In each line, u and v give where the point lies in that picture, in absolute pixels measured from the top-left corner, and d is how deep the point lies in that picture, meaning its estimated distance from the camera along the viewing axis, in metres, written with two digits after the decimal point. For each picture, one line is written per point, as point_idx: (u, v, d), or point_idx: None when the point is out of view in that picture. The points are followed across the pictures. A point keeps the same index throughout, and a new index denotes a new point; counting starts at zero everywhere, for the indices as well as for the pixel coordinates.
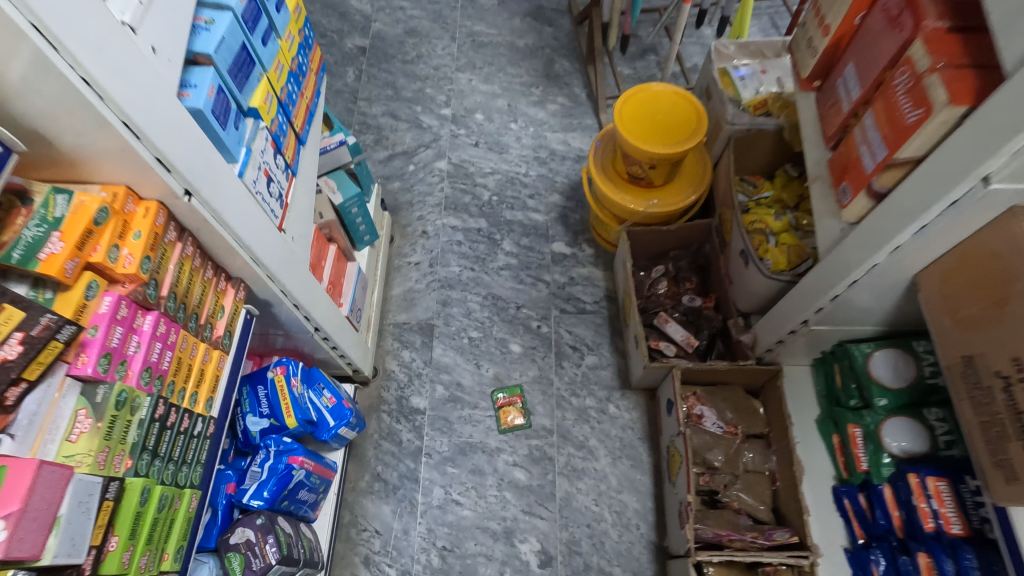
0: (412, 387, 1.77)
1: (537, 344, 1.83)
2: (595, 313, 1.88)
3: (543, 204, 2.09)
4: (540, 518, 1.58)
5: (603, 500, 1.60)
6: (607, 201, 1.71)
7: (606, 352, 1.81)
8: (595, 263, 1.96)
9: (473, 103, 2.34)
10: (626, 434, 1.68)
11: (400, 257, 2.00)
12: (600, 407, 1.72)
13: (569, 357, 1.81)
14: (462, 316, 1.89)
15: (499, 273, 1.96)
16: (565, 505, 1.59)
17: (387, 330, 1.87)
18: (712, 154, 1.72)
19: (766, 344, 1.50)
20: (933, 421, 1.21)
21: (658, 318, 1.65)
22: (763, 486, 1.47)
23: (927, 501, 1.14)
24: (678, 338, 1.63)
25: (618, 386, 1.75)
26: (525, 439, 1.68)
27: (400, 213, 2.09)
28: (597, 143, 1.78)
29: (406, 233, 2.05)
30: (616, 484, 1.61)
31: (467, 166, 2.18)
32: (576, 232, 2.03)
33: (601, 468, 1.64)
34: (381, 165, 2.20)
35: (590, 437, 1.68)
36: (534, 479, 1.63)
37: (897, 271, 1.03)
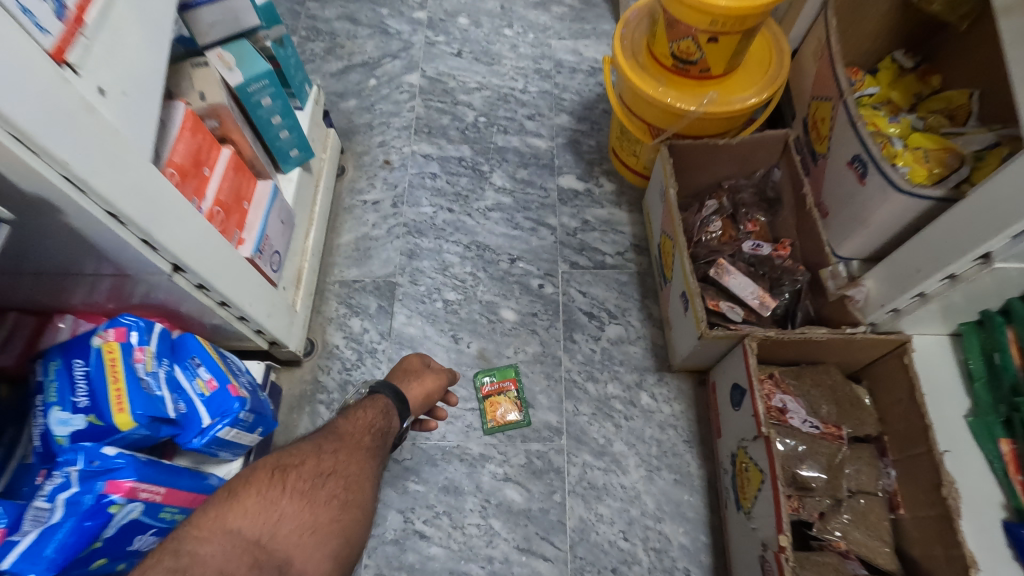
0: (363, 369, 1.26)
1: (538, 310, 1.32)
2: (617, 268, 1.36)
3: (546, 126, 1.57)
4: (543, 559, 1.08)
5: (634, 533, 1.10)
6: (641, 100, 1.19)
7: (634, 320, 1.30)
8: (617, 202, 1.44)
9: (455, 4, 1.81)
10: (665, 437, 1.17)
11: (352, 193, 1.48)
12: (628, 396, 1.21)
13: (583, 328, 1.29)
14: (435, 271, 1.37)
15: (486, 215, 1.44)
16: (579, 540, 1.09)
17: (331, 290, 1.35)
18: (793, 35, 1.20)
19: (881, 302, 1.01)
20: None
21: (717, 266, 1.12)
22: (879, 514, 0.99)
23: None
24: (748, 297, 1.09)
25: (653, 368, 1.24)
26: (521, 443, 1.17)
27: (355, 138, 1.56)
28: (627, 20, 1.24)
29: (362, 164, 1.52)
30: (653, 509, 1.11)
31: (446, 80, 1.65)
32: (591, 161, 1.51)
33: (630, 485, 1.13)
34: (333, 78, 1.66)
35: (614, 440, 1.17)
36: (535, 501, 1.12)
37: None
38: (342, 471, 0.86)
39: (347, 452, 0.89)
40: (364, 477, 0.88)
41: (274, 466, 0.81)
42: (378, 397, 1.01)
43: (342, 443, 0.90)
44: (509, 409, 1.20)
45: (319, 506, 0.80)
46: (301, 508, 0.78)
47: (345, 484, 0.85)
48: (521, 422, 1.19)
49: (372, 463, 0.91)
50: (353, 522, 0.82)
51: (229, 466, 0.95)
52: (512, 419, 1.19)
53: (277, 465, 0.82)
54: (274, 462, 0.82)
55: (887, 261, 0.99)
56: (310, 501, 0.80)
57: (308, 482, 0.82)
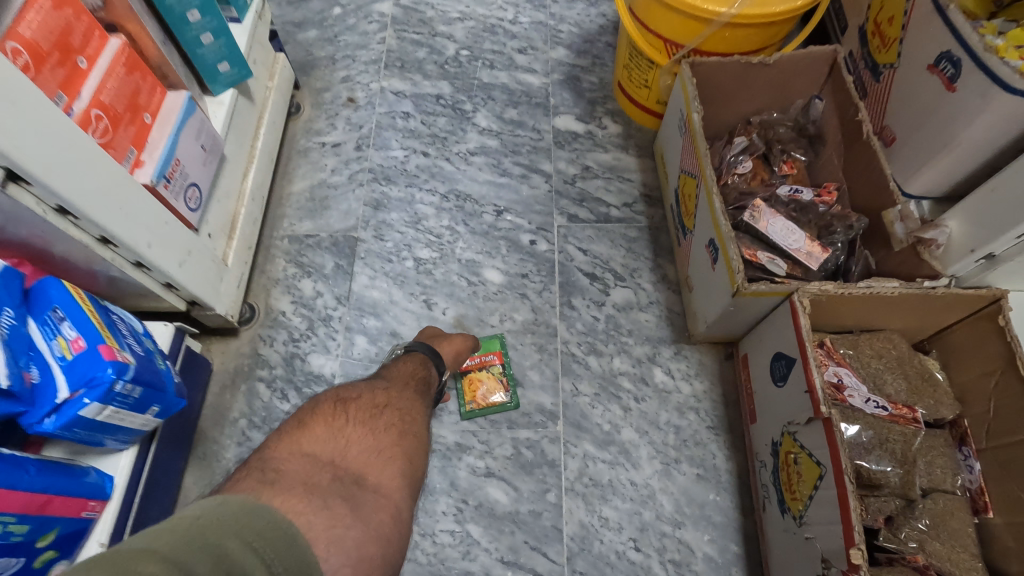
0: (314, 341, 1.03)
1: (530, 271, 1.09)
2: (625, 223, 1.13)
3: (540, 60, 1.33)
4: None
5: (648, 542, 0.87)
6: (657, 5, 0.96)
7: (645, 283, 1.07)
8: (623, 146, 1.22)
9: None
10: (684, 422, 0.95)
11: (308, 135, 1.24)
12: (639, 373, 0.99)
13: (584, 292, 1.07)
14: (405, 225, 1.14)
15: (468, 160, 1.21)
16: (579, 550, 0.87)
17: (279, 247, 1.12)
18: None
19: (963, 250, 0.79)
20: None
21: (752, 209, 0.90)
22: (965, 520, 0.77)
23: None
24: (789, 246, 0.87)
25: (668, 339, 1.02)
26: (507, 430, 0.95)
27: (314, 73, 1.32)
28: None
29: (322, 102, 1.28)
30: (671, 512, 0.89)
31: (423, 9, 1.41)
32: (593, 100, 1.27)
33: (642, 482, 0.91)
34: (290, 6, 1.42)
35: (622, 426, 0.95)
36: (524, 503, 0.90)
37: None
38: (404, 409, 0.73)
39: (405, 393, 0.77)
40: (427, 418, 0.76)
41: (334, 399, 0.70)
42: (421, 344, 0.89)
43: (393, 384, 0.77)
44: (490, 389, 0.97)
45: (381, 433, 0.67)
46: (366, 433, 0.66)
47: (406, 416, 0.72)
48: (507, 405, 0.96)
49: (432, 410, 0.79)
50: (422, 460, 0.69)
51: (118, 457, 0.73)
52: (495, 402, 0.96)
53: (338, 399, 0.70)
54: (333, 397, 0.70)
55: (974, 196, 0.77)
56: (373, 429, 0.67)
57: (367, 413, 0.69)
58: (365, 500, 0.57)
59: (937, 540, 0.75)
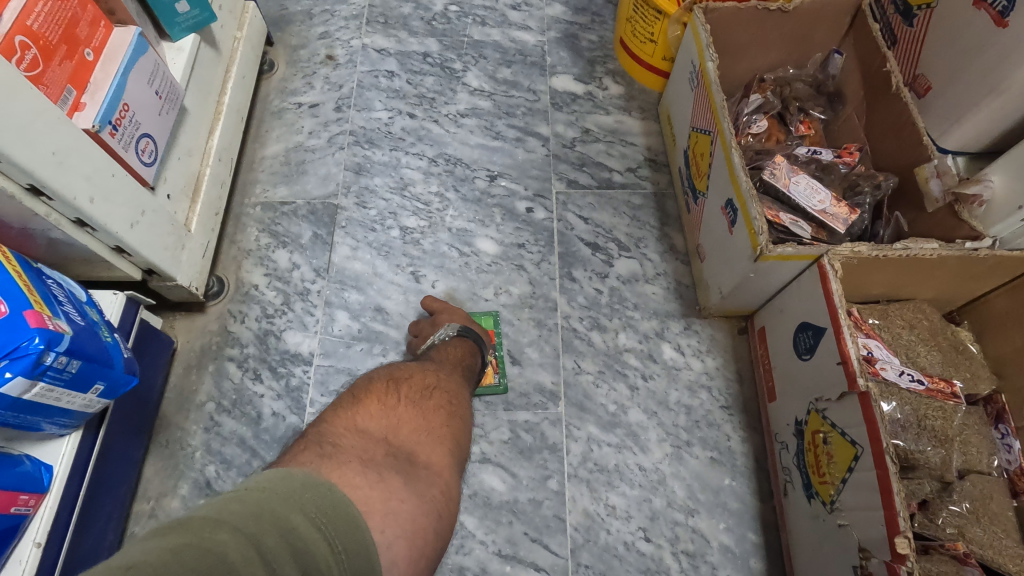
0: (290, 317, 0.93)
1: (527, 241, 1.00)
2: (628, 189, 1.05)
3: (535, 17, 1.24)
4: (535, 570, 0.78)
5: (659, 532, 0.80)
6: None
7: (652, 254, 0.99)
8: (625, 108, 1.13)
9: None
10: (696, 402, 0.88)
11: (283, 95, 1.14)
12: (646, 350, 0.91)
13: (585, 263, 0.98)
14: (390, 192, 1.04)
15: (459, 122, 1.11)
16: (584, 542, 0.79)
17: (250, 215, 1.02)
18: None
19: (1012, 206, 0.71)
20: None
21: (771, 165, 0.83)
22: (1006, 502, 0.71)
23: None
24: (813, 207, 0.80)
25: (677, 313, 0.94)
26: (503, 412, 0.86)
27: (288, 28, 1.21)
28: None
29: (297, 59, 1.18)
30: (684, 500, 0.82)
31: None
32: (592, 60, 1.18)
33: (652, 467, 0.83)
34: None
35: (629, 408, 0.87)
36: (524, 491, 0.82)
37: None
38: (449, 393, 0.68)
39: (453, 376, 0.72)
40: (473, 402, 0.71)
41: (385, 376, 0.64)
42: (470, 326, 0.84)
43: (440, 366, 0.73)
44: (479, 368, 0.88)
45: (430, 415, 0.61)
46: (416, 412, 0.60)
47: (456, 398, 0.67)
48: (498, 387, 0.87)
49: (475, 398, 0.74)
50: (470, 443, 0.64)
51: (59, 444, 0.63)
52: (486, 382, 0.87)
53: (389, 375, 0.65)
54: (385, 375, 0.65)
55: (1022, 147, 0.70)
56: (424, 408, 0.62)
57: (418, 393, 0.63)
58: (420, 475, 0.52)
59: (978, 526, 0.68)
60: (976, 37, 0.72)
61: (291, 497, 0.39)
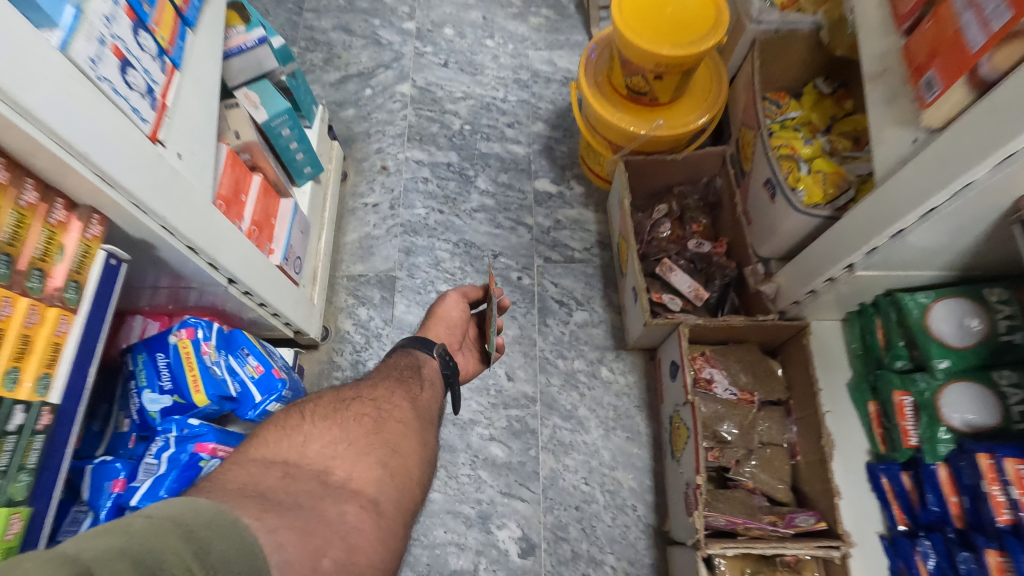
0: (371, 351, 1.50)
1: (518, 299, 1.56)
2: (585, 262, 1.60)
3: (524, 133, 1.77)
4: (521, 500, 1.35)
5: (594, 478, 1.37)
6: (602, 124, 1.40)
7: (598, 307, 1.55)
8: (585, 204, 1.67)
9: (441, 15, 1.96)
10: (620, 402, 1.44)
11: (355, 197, 1.69)
12: (591, 370, 1.48)
13: (555, 314, 1.54)
14: (428, 266, 1.60)
15: (473, 215, 1.66)
16: (550, 485, 1.37)
17: (340, 283, 1.58)
18: (729, 66, 1.41)
19: (791, 296, 1.23)
20: (1004, 387, 0.97)
21: (661, 265, 1.38)
22: (781, 461, 1.26)
23: (1000, 488, 0.89)
24: (684, 290, 1.35)
25: (612, 346, 1.50)
26: (502, 409, 1.44)
27: (354, 145, 1.76)
28: (590, 51, 1.45)
29: (362, 169, 1.73)
30: (610, 460, 1.39)
31: (434, 90, 1.84)
32: (563, 166, 1.72)
33: (591, 441, 1.41)
34: (332, 88, 1.84)
35: (579, 406, 1.44)
36: (514, 456, 1.39)
37: (996, 191, 0.75)
38: (385, 398, 0.91)
39: (385, 385, 0.95)
40: (417, 412, 0.92)
41: (309, 401, 0.86)
42: (406, 346, 1.10)
43: (364, 386, 0.93)
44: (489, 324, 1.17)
45: (349, 424, 0.82)
46: (327, 427, 0.80)
47: (377, 406, 0.88)
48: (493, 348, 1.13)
49: (424, 408, 0.95)
50: (412, 444, 0.85)
51: None
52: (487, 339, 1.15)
53: (315, 400, 0.87)
54: (306, 401, 0.86)
55: (792, 263, 1.22)
56: (335, 424, 0.81)
57: (333, 407, 0.85)
58: (334, 496, 0.70)
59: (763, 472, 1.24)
60: (762, 202, 1.26)
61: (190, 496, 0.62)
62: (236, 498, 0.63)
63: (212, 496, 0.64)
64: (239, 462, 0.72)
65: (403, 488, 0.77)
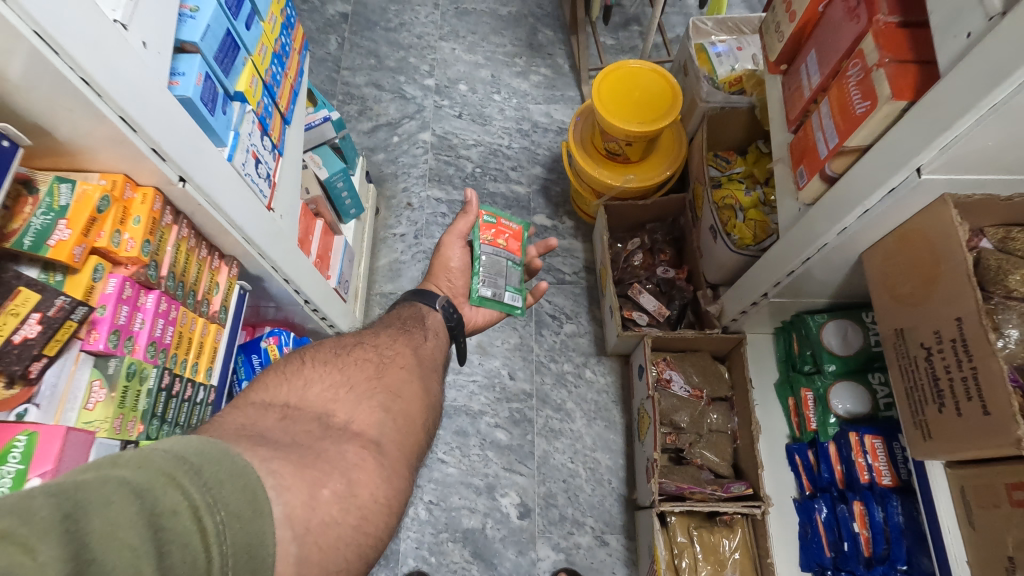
0: None
1: (518, 313, 1.91)
2: (574, 283, 1.96)
3: (525, 175, 2.14)
4: (520, 474, 1.70)
5: (578, 458, 1.73)
6: (586, 177, 1.77)
7: (583, 320, 1.90)
8: (575, 235, 2.03)
9: (456, 73, 2.34)
10: (600, 398, 1.80)
11: (385, 229, 2.05)
12: (577, 371, 1.83)
13: (549, 326, 1.90)
14: None
15: None
16: (543, 462, 1.72)
17: (374, 300, 1.94)
18: (687, 130, 1.78)
19: (731, 314, 1.58)
20: (875, 384, 1.35)
21: (632, 288, 1.74)
22: (725, 444, 1.58)
23: (863, 456, 1.28)
24: (650, 308, 1.71)
25: (594, 352, 1.86)
26: (505, 403, 1.79)
27: (384, 184, 2.13)
28: (576, 119, 1.83)
29: (391, 205, 2.09)
30: (591, 444, 1.74)
31: (450, 138, 2.20)
32: (557, 204, 2.08)
33: (577, 429, 1.76)
34: (365, 136, 2.21)
35: (567, 400, 1.79)
36: (515, 439, 1.75)
37: (845, 250, 1.10)
38: (387, 345, 0.98)
39: (387, 335, 1.02)
40: (418, 359, 0.99)
41: (313, 348, 0.91)
42: (407, 299, 1.19)
43: (367, 336, 1.00)
44: (494, 269, 1.27)
45: (351, 368, 0.87)
46: (330, 371, 0.84)
47: (379, 353, 0.94)
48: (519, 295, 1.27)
49: (425, 355, 1.03)
50: (412, 390, 0.90)
51: None
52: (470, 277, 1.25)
53: (318, 347, 0.91)
54: (311, 348, 0.91)
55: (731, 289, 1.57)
56: (340, 368, 0.86)
57: (334, 354, 0.90)
58: (335, 436, 0.72)
59: (708, 452, 1.57)
60: (707, 241, 1.63)
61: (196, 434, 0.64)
62: (233, 439, 0.64)
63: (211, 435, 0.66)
64: (239, 406, 0.73)
65: (403, 431, 0.81)
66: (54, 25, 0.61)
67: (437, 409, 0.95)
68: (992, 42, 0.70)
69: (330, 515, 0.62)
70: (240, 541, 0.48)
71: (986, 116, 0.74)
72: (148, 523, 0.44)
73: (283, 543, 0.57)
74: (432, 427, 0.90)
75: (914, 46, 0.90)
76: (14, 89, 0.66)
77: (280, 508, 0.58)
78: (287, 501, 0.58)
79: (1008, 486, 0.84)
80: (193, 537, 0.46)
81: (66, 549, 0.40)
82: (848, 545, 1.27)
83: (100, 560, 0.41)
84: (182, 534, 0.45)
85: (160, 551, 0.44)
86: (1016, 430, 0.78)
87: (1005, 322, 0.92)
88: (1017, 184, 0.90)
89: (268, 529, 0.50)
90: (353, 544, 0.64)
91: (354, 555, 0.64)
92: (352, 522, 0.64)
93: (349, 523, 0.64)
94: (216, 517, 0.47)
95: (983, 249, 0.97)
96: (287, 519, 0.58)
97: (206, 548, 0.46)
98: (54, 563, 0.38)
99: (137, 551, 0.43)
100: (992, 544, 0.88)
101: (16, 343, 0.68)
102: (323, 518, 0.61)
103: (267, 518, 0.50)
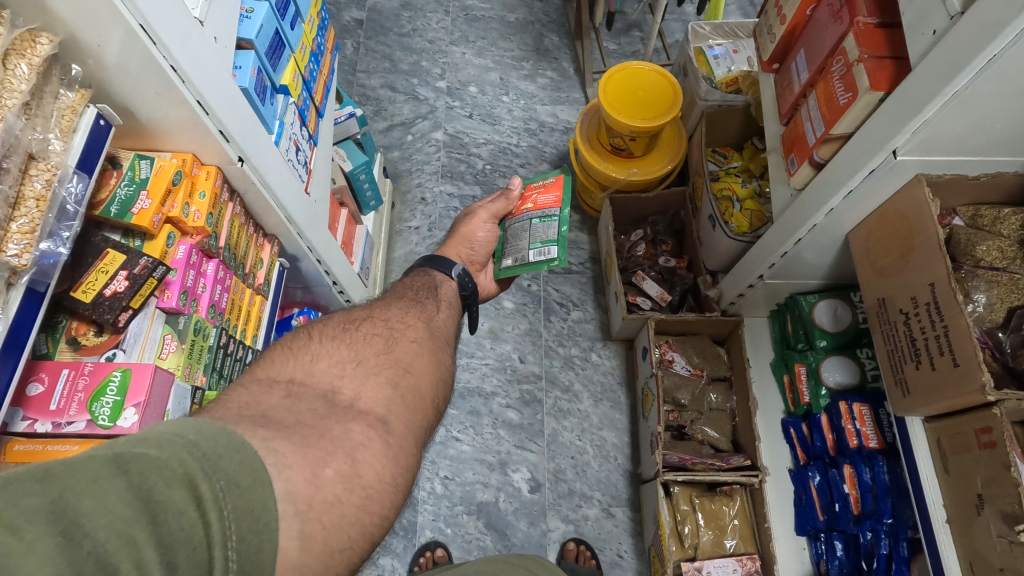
0: None
1: (527, 301, 2.01)
2: (580, 273, 2.06)
3: (533, 172, 2.25)
4: (531, 451, 1.80)
5: (586, 436, 1.82)
6: (593, 171, 1.88)
7: (590, 308, 2.01)
8: (581, 228, 2.13)
9: (466, 76, 2.45)
10: (606, 378, 1.90)
11: (401, 222, 2.16)
12: (584, 355, 1.93)
13: (557, 313, 2.00)
14: None
15: None
16: (552, 440, 1.81)
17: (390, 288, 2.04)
18: (687, 127, 1.89)
19: (730, 297, 1.68)
20: (863, 358, 1.48)
21: (636, 275, 1.84)
22: (724, 420, 1.67)
23: (852, 422, 1.40)
24: (653, 293, 1.82)
25: (600, 337, 1.96)
26: (514, 385, 1.89)
27: (399, 180, 2.24)
28: (582, 117, 1.95)
29: (406, 199, 2.20)
30: (598, 422, 1.84)
31: (462, 137, 2.32)
32: None
33: (585, 410, 1.86)
34: (380, 135, 2.33)
35: (575, 382, 1.90)
36: (525, 418, 1.84)
37: (831, 231, 1.20)
38: (397, 319, 0.94)
39: (397, 307, 0.98)
40: (430, 333, 0.95)
41: (320, 321, 0.86)
42: (421, 267, 1.20)
43: (376, 307, 0.96)
44: (516, 235, 1.27)
45: (359, 343, 0.82)
46: (335, 348, 0.79)
47: (391, 326, 0.90)
48: (556, 247, 1.20)
49: (438, 329, 0.99)
50: (423, 364, 0.86)
51: None
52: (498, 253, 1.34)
53: (325, 320, 0.87)
54: (320, 322, 0.86)
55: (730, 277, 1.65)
56: (353, 342, 0.81)
57: (340, 328, 0.85)
58: (339, 415, 0.68)
59: (709, 428, 1.65)
60: (707, 229, 1.73)
61: (198, 414, 0.61)
62: (233, 420, 0.61)
63: (212, 416, 0.62)
64: (244, 383, 0.70)
65: (412, 407, 0.77)
66: (158, 24, 0.73)
67: (448, 383, 0.89)
68: (954, 38, 0.81)
69: (334, 495, 0.59)
70: (240, 506, 0.49)
71: (947, 106, 0.86)
72: (139, 497, 0.45)
73: (285, 519, 0.54)
74: (443, 402, 0.86)
75: (890, 44, 1.01)
76: (113, 73, 0.77)
77: (280, 484, 0.56)
78: (288, 478, 0.56)
79: (977, 431, 0.95)
80: (188, 506, 0.47)
81: (57, 526, 0.41)
82: (839, 505, 1.38)
83: (94, 534, 0.42)
84: (176, 505, 0.46)
85: (155, 518, 0.45)
86: (981, 377, 0.89)
87: (975, 289, 1.04)
88: (983, 166, 1.01)
89: (269, 493, 0.51)
90: (357, 522, 0.61)
91: (358, 533, 0.61)
92: (356, 501, 0.61)
93: (353, 503, 0.61)
94: (213, 485, 0.48)
95: (955, 226, 1.09)
96: (288, 495, 0.55)
97: (202, 516, 0.47)
98: (44, 538, 0.40)
99: (129, 523, 0.44)
100: (963, 486, 0.99)
101: (108, 295, 0.79)
102: (328, 497, 0.59)
103: (267, 487, 0.51)
